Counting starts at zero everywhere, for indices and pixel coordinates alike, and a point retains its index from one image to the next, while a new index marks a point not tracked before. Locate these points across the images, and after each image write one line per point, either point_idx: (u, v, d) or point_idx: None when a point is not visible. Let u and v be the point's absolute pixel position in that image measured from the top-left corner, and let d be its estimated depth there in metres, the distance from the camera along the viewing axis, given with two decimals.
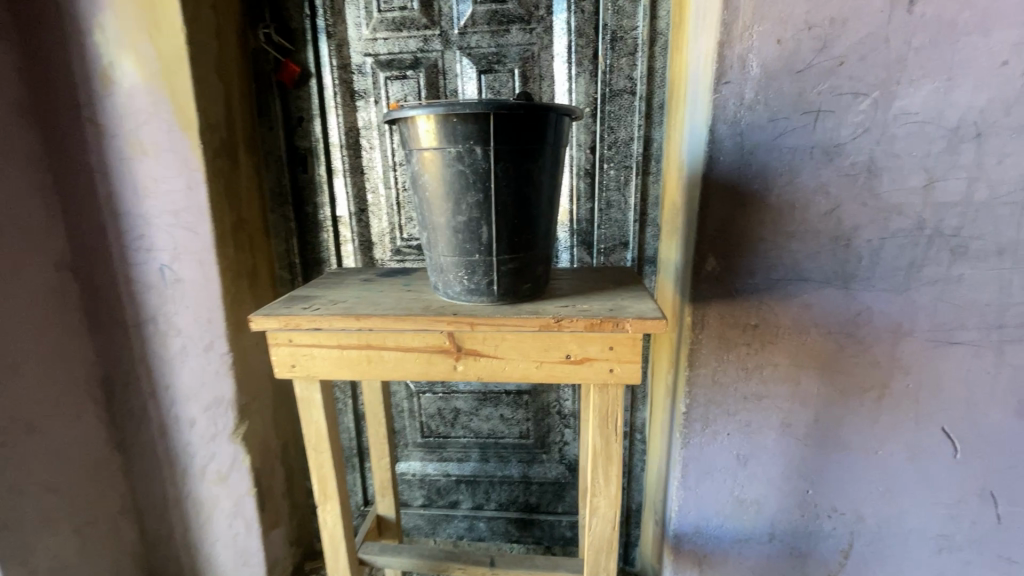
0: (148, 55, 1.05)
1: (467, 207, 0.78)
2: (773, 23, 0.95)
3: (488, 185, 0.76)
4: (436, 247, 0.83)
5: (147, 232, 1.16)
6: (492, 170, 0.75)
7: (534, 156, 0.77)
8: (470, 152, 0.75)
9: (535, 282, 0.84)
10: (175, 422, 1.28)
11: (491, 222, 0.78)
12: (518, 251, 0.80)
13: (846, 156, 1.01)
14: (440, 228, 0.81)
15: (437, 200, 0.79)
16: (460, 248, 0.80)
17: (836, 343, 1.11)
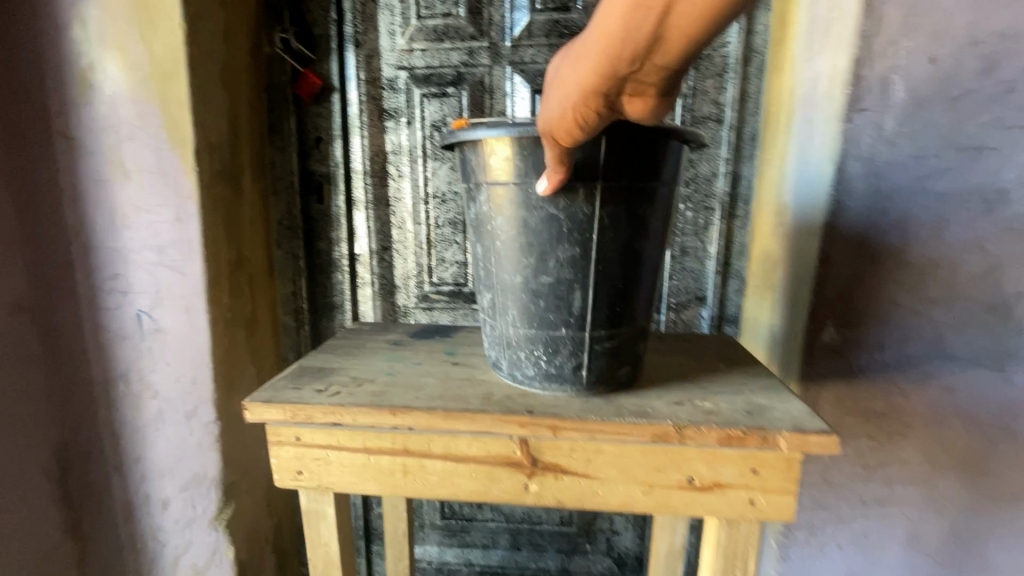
0: (137, 57, 0.85)
1: (557, 263, 0.60)
2: (925, 37, 0.73)
3: (587, 236, 0.59)
4: (505, 317, 0.65)
5: (124, 271, 0.93)
6: (596, 216, 0.59)
7: (647, 203, 0.61)
8: (568, 190, 0.58)
9: (624, 368, 0.66)
10: (144, 504, 1.04)
11: (586, 285, 0.61)
12: (613, 325, 0.63)
13: (1010, 206, 0.76)
14: (513, 289, 0.63)
15: (512, 254, 0.62)
16: (542, 318, 0.63)
17: (984, 438, 0.83)
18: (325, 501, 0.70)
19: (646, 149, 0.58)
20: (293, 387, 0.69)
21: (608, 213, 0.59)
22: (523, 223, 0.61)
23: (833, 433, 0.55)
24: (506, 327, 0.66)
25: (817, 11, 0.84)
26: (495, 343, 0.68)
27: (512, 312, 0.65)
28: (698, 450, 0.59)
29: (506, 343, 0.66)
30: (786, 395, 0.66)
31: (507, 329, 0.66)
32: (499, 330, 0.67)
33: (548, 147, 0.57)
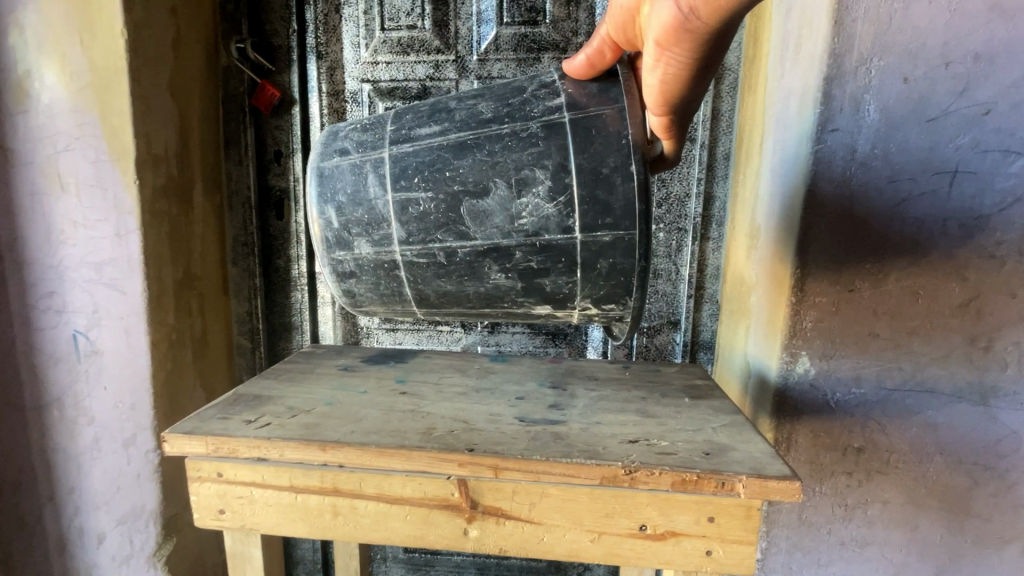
0: (77, 64, 0.82)
1: (435, 200, 0.68)
2: (898, 56, 0.69)
3: (477, 210, 0.67)
4: (354, 161, 0.73)
5: (58, 289, 0.88)
6: (504, 193, 0.67)
7: (556, 260, 0.68)
8: (533, 147, 0.66)
9: (371, 308, 0.78)
10: (79, 538, 0.96)
11: (433, 240, 0.69)
12: (390, 277, 0.73)
13: (990, 233, 0.72)
14: (387, 172, 0.71)
15: (421, 154, 0.70)
16: (371, 189, 0.71)
17: (968, 477, 0.78)
18: (251, 541, 0.67)
19: (621, 212, 0.65)
20: (221, 416, 0.64)
21: (515, 209, 0.67)
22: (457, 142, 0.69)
23: (795, 480, 0.51)
24: (346, 171, 0.73)
25: (787, 28, 0.81)
26: (337, 153, 0.75)
27: (371, 158, 0.72)
28: (651, 495, 0.55)
29: (349, 169, 0.73)
30: (752, 435, 0.61)
31: (342, 177, 0.73)
32: (349, 163, 0.73)
33: (572, 120, 0.66)
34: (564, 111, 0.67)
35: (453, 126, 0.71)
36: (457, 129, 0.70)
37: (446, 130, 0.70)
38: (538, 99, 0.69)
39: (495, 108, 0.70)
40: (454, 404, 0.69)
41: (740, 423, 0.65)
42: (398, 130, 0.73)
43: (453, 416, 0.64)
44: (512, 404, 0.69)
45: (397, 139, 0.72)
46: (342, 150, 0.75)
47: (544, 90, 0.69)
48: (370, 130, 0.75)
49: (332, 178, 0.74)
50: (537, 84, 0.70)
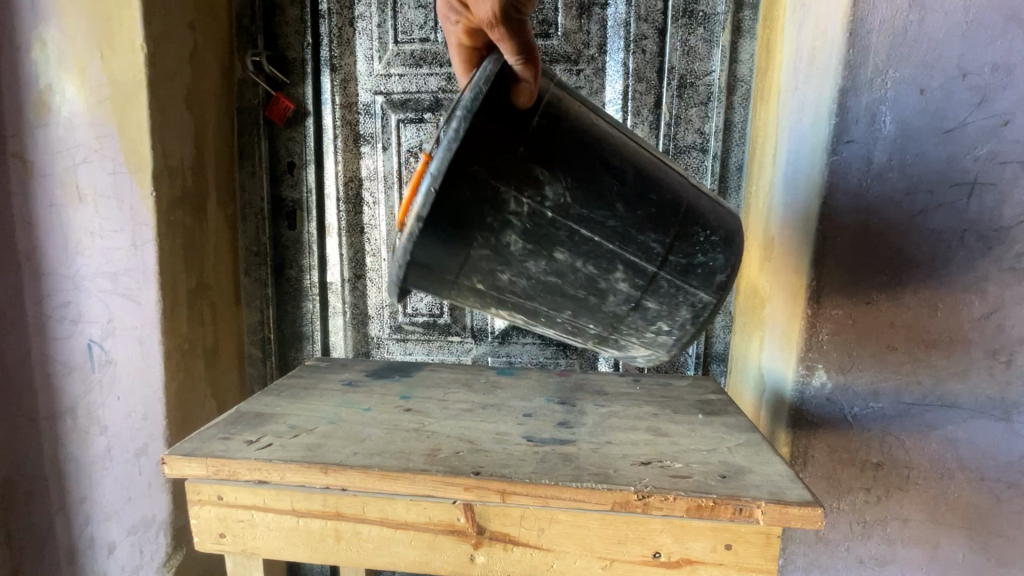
0: (96, 78, 0.83)
1: (668, 172, 0.62)
2: (914, 67, 0.69)
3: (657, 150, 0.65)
4: (699, 244, 0.62)
5: (74, 299, 0.89)
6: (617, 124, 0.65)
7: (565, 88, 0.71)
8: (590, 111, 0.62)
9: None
10: (89, 548, 0.96)
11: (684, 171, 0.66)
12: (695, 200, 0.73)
13: (1011, 246, 0.71)
14: (682, 219, 0.61)
15: (655, 165, 0.62)
16: (707, 201, 0.64)
17: (991, 495, 0.76)
18: (254, 564, 0.67)
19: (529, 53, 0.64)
20: (222, 436, 0.64)
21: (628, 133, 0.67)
22: (634, 150, 0.61)
23: (816, 505, 0.50)
24: (716, 225, 0.63)
25: (801, 38, 0.80)
26: (700, 241, 0.62)
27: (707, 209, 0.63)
28: (664, 521, 0.54)
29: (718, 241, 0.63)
30: (767, 455, 0.60)
31: (716, 223, 0.63)
32: (702, 259, 0.62)
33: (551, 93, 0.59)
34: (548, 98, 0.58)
35: (636, 178, 0.60)
36: (621, 153, 0.60)
37: (644, 185, 0.60)
38: (565, 155, 0.57)
39: (596, 150, 0.58)
40: (461, 421, 0.68)
41: (755, 441, 0.64)
42: (655, 215, 0.60)
43: (459, 436, 0.64)
44: (520, 422, 0.68)
45: (665, 193, 0.61)
46: (708, 280, 0.63)
47: (555, 135, 0.57)
48: (673, 249, 0.61)
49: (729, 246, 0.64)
50: (523, 141, 0.55)
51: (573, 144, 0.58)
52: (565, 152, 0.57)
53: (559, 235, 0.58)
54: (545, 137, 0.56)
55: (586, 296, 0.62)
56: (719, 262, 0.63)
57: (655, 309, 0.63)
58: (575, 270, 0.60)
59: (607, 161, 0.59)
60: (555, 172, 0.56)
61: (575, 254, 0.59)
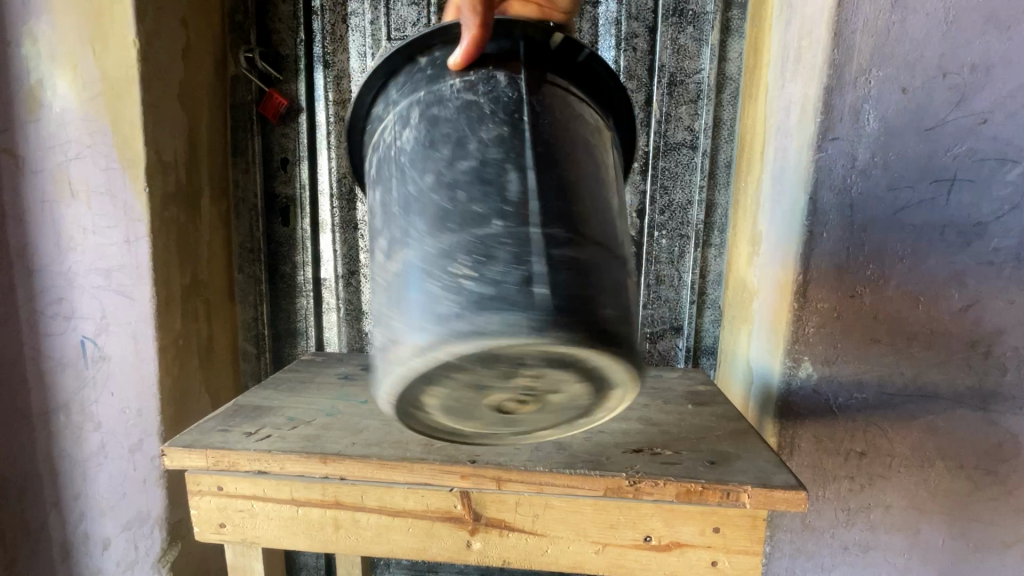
0: (89, 74, 0.83)
1: (546, 199, 0.47)
2: (896, 67, 0.71)
3: (568, 188, 0.49)
4: (466, 271, 0.44)
5: (67, 295, 0.89)
6: (585, 152, 0.55)
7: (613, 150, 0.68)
8: (546, 113, 0.54)
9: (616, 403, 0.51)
10: (84, 544, 0.96)
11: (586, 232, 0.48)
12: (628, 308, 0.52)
13: (988, 240, 0.73)
14: (477, 236, 0.45)
15: (541, 193, 0.48)
16: (549, 252, 0.45)
17: (968, 481, 0.79)
18: (252, 554, 0.67)
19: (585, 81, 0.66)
20: (221, 428, 0.65)
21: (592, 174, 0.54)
22: (519, 149, 0.50)
23: (800, 488, 0.52)
24: (506, 281, 0.43)
25: (788, 38, 0.82)
26: (499, 281, 0.43)
27: (529, 258, 0.44)
28: (655, 506, 0.56)
29: (535, 287, 0.43)
30: (754, 443, 0.62)
31: (562, 284, 0.43)
32: (478, 276, 0.43)
33: (527, 76, 0.56)
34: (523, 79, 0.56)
35: (489, 166, 0.49)
36: (505, 150, 0.50)
37: (493, 178, 0.48)
38: (460, 126, 0.51)
39: (485, 124, 0.51)
40: None
41: (742, 430, 0.66)
42: (466, 219, 0.46)
43: None
44: None
45: (500, 213, 0.46)
46: (491, 358, 0.43)
47: (474, 79, 0.55)
48: (433, 249, 0.46)
49: (530, 295, 0.43)
50: (454, 79, 0.56)
51: (478, 108, 0.52)
52: (447, 123, 0.52)
53: (399, 199, 0.51)
54: (468, 90, 0.54)
55: (382, 298, 0.49)
56: (489, 326, 0.42)
57: (404, 292, 0.46)
58: (391, 245, 0.50)
59: (485, 160, 0.49)
60: (434, 120, 0.53)
61: (393, 198, 0.52)
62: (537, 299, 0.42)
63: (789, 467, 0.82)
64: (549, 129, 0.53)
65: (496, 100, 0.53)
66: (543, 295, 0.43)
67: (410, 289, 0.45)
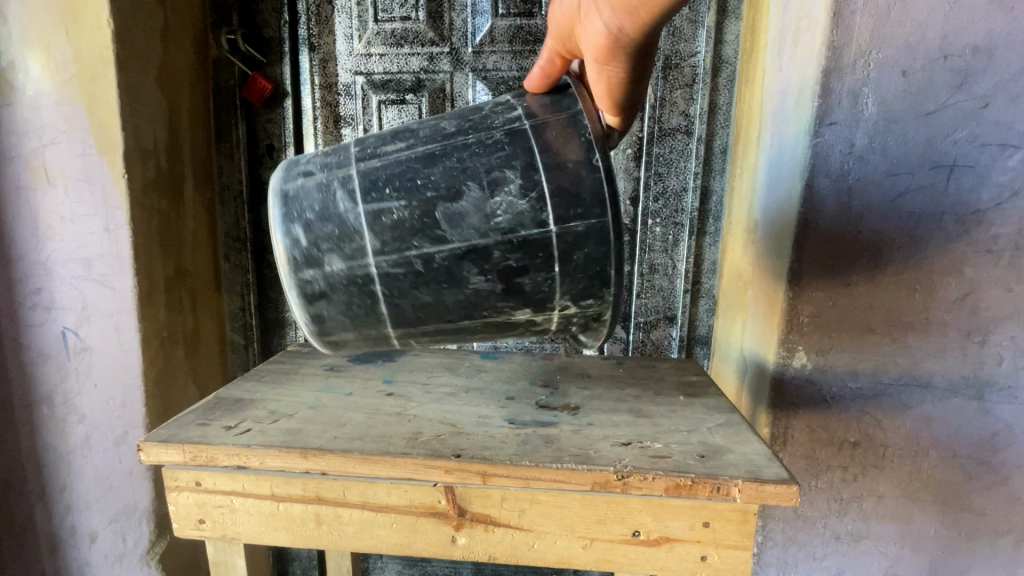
0: (62, 55, 0.80)
1: (387, 167, 0.60)
2: (897, 48, 0.69)
3: (398, 188, 0.59)
4: (313, 158, 0.64)
5: (47, 285, 0.86)
6: (479, 194, 0.57)
7: (535, 255, 0.58)
8: (499, 150, 0.59)
9: (341, 336, 0.64)
10: (70, 537, 0.94)
11: (371, 218, 0.59)
12: (372, 312, 0.62)
13: (987, 227, 0.72)
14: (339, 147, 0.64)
15: (392, 166, 0.60)
16: (336, 188, 0.60)
17: (962, 471, 0.78)
18: (235, 550, 0.66)
19: (591, 198, 0.57)
20: (200, 423, 0.63)
21: (452, 210, 0.58)
22: (426, 149, 0.60)
23: (792, 482, 0.51)
24: (302, 175, 0.63)
25: (786, 19, 0.79)
26: (300, 175, 0.63)
27: (320, 180, 0.61)
28: (644, 500, 0.55)
29: (302, 183, 0.62)
30: (746, 435, 0.61)
31: (300, 186, 0.62)
32: (296, 162, 0.65)
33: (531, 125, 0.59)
34: (524, 125, 0.59)
35: (410, 136, 0.62)
36: (425, 138, 0.61)
37: (398, 136, 0.63)
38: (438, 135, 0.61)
39: (454, 121, 0.62)
40: (443, 405, 0.68)
41: (735, 421, 0.65)
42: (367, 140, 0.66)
43: (440, 419, 0.64)
44: (503, 405, 0.69)
45: (362, 155, 0.62)
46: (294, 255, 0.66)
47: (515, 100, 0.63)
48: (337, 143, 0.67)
49: (294, 179, 0.62)
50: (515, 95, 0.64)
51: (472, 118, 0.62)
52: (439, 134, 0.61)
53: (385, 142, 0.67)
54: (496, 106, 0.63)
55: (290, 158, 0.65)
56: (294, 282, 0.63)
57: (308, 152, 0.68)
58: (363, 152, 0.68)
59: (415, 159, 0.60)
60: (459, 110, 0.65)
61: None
62: (282, 202, 0.62)
63: (781, 459, 0.81)
64: (460, 156, 0.59)
65: (485, 121, 0.61)
66: (286, 198, 0.61)
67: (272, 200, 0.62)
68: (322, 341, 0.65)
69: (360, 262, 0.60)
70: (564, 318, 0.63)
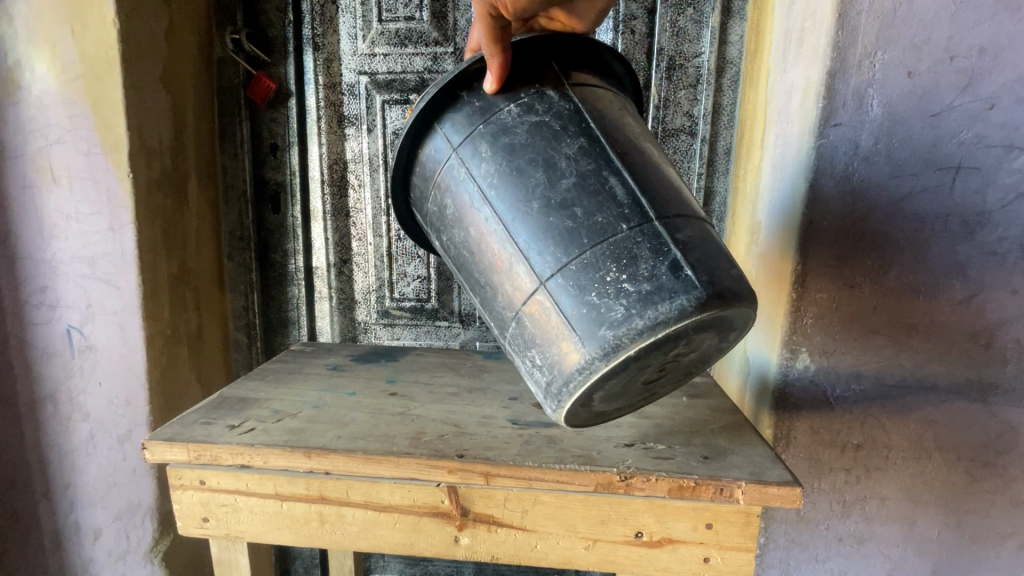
0: (68, 54, 0.80)
1: (640, 208, 0.54)
2: (902, 49, 0.68)
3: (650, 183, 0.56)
4: (623, 280, 0.51)
5: (52, 284, 0.87)
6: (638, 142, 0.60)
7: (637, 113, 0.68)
8: (587, 125, 0.57)
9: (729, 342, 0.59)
10: (74, 534, 0.94)
11: (677, 221, 0.55)
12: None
13: (993, 230, 0.71)
14: (612, 252, 0.52)
15: (624, 189, 0.54)
16: (674, 239, 0.53)
17: (966, 474, 0.78)
18: (237, 548, 0.67)
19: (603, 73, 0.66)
20: (204, 421, 0.63)
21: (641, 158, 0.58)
22: (607, 160, 0.56)
23: (795, 485, 0.51)
24: (640, 285, 0.50)
25: (791, 20, 0.79)
26: (634, 297, 0.50)
27: (672, 245, 0.52)
28: (646, 501, 0.55)
29: (671, 270, 0.51)
30: (749, 437, 0.61)
31: (662, 276, 0.51)
32: (632, 309, 0.50)
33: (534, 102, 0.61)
34: (550, 93, 0.59)
35: (591, 177, 0.55)
36: (579, 166, 0.55)
37: (600, 188, 0.54)
38: (597, 152, 0.56)
39: (565, 139, 0.56)
40: (446, 405, 0.68)
41: (737, 423, 0.65)
42: (566, 244, 0.53)
43: (443, 419, 0.64)
44: (505, 405, 0.69)
45: (586, 237, 0.53)
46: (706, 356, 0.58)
47: (521, 97, 0.59)
48: (577, 271, 0.52)
49: (671, 279, 0.50)
50: (508, 102, 0.59)
51: (548, 128, 0.57)
52: (593, 154, 0.56)
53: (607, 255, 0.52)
54: (528, 113, 0.58)
55: (604, 310, 0.51)
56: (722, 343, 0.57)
57: (567, 312, 0.52)
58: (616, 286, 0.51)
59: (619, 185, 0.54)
60: (511, 149, 0.57)
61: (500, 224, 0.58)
62: (698, 284, 0.51)
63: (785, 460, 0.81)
64: (606, 130, 0.58)
65: (560, 115, 0.58)
66: (692, 282, 0.51)
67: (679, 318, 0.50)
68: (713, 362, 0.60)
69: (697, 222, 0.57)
70: None
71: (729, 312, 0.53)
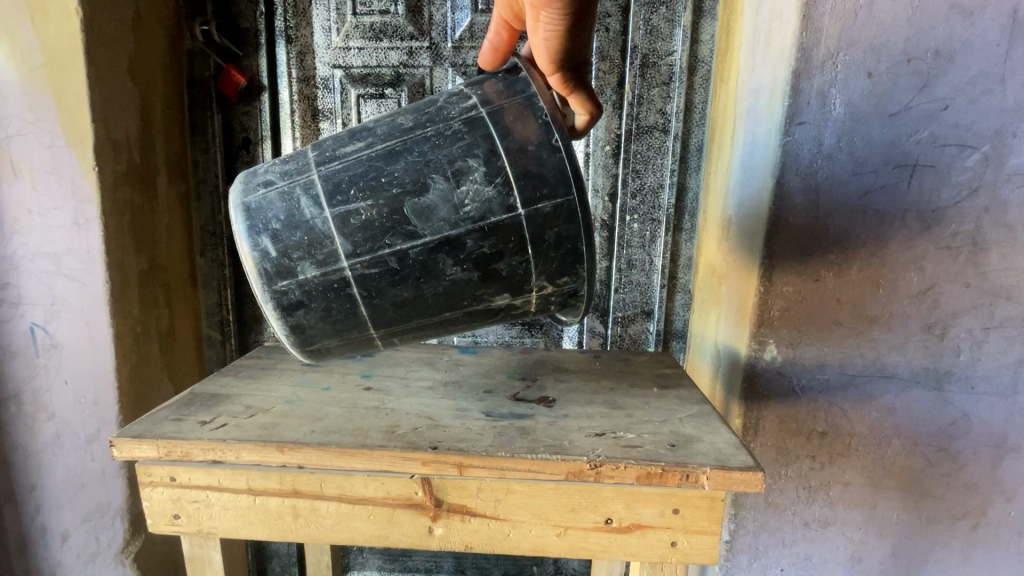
0: (28, 43, 0.78)
1: (378, 205, 0.61)
2: (863, 51, 0.71)
3: (422, 207, 0.61)
4: (276, 167, 0.66)
5: (12, 281, 0.84)
6: (444, 186, 0.61)
7: (508, 240, 0.62)
8: (459, 139, 0.61)
9: (324, 341, 0.66)
10: (41, 537, 0.92)
11: (382, 246, 0.61)
12: (342, 298, 0.63)
13: (948, 225, 0.75)
14: (320, 191, 0.62)
15: (351, 164, 0.63)
16: (286, 206, 0.62)
17: (923, 459, 0.82)
18: (210, 545, 0.66)
19: (556, 178, 0.61)
20: (174, 418, 0.63)
21: (457, 199, 0.60)
22: (384, 141, 0.64)
23: (757, 470, 0.53)
24: (275, 199, 0.63)
25: (759, 20, 0.81)
26: (261, 185, 0.64)
27: (284, 191, 0.63)
28: (616, 489, 0.56)
29: (261, 192, 0.64)
30: (716, 425, 0.63)
31: (273, 207, 0.62)
32: (259, 168, 0.67)
33: (498, 114, 0.62)
34: (480, 113, 0.62)
35: (369, 133, 0.65)
36: (384, 138, 0.64)
37: (356, 136, 0.65)
38: (396, 140, 0.63)
39: (409, 116, 0.65)
40: (421, 398, 0.69)
41: (705, 413, 0.66)
42: (319, 151, 0.65)
43: (418, 413, 0.64)
44: (479, 398, 0.69)
45: (323, 158, 0.64)
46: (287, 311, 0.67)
47: (468, 87, 0.66)
48: (309, 148, 0.67)
49: (254, 193, 0.64)
50: (462, 87, 0.66)
51: (425, 111, 0.65)
52: (394, 141, 0.63)
53: (337, 146, 0.65)
54: (447, 99, 0.65)
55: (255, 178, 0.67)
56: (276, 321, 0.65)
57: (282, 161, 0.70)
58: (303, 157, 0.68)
59: (387, 167, 0.62)
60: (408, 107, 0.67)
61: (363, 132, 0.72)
62: (241, 204, 0.64)
63: (753, 449, 0.83)
64: (425, 158, 0.61)
65: (443, 113, 0.64)
66: (246, 203, 0.63)
67: (238, 216, 0.63)
68: (304, 350, 0.67)
69: (319, 255, 0.61)
70: (543, 297, 0.67)
71: (282, 313, 0.64)
